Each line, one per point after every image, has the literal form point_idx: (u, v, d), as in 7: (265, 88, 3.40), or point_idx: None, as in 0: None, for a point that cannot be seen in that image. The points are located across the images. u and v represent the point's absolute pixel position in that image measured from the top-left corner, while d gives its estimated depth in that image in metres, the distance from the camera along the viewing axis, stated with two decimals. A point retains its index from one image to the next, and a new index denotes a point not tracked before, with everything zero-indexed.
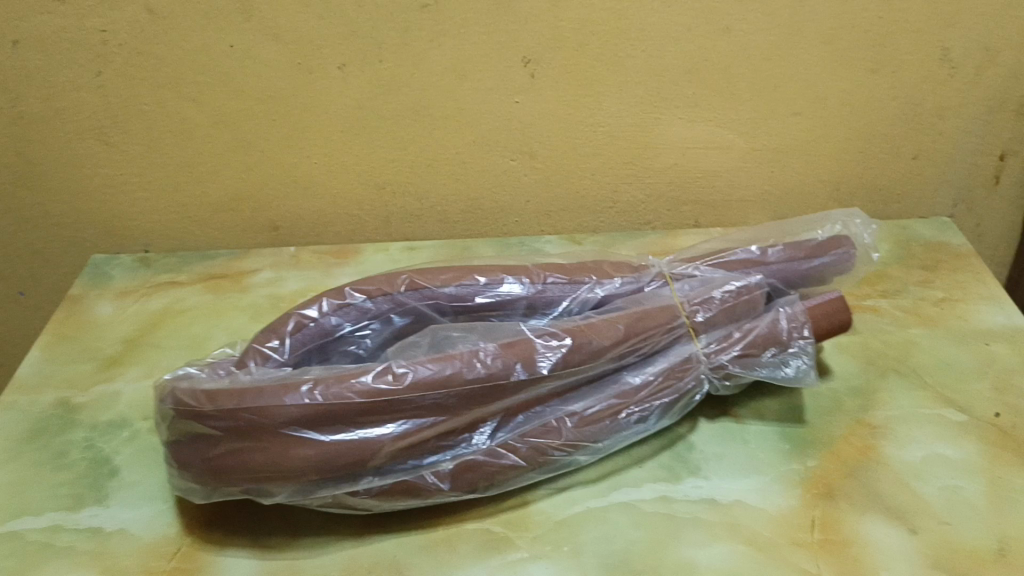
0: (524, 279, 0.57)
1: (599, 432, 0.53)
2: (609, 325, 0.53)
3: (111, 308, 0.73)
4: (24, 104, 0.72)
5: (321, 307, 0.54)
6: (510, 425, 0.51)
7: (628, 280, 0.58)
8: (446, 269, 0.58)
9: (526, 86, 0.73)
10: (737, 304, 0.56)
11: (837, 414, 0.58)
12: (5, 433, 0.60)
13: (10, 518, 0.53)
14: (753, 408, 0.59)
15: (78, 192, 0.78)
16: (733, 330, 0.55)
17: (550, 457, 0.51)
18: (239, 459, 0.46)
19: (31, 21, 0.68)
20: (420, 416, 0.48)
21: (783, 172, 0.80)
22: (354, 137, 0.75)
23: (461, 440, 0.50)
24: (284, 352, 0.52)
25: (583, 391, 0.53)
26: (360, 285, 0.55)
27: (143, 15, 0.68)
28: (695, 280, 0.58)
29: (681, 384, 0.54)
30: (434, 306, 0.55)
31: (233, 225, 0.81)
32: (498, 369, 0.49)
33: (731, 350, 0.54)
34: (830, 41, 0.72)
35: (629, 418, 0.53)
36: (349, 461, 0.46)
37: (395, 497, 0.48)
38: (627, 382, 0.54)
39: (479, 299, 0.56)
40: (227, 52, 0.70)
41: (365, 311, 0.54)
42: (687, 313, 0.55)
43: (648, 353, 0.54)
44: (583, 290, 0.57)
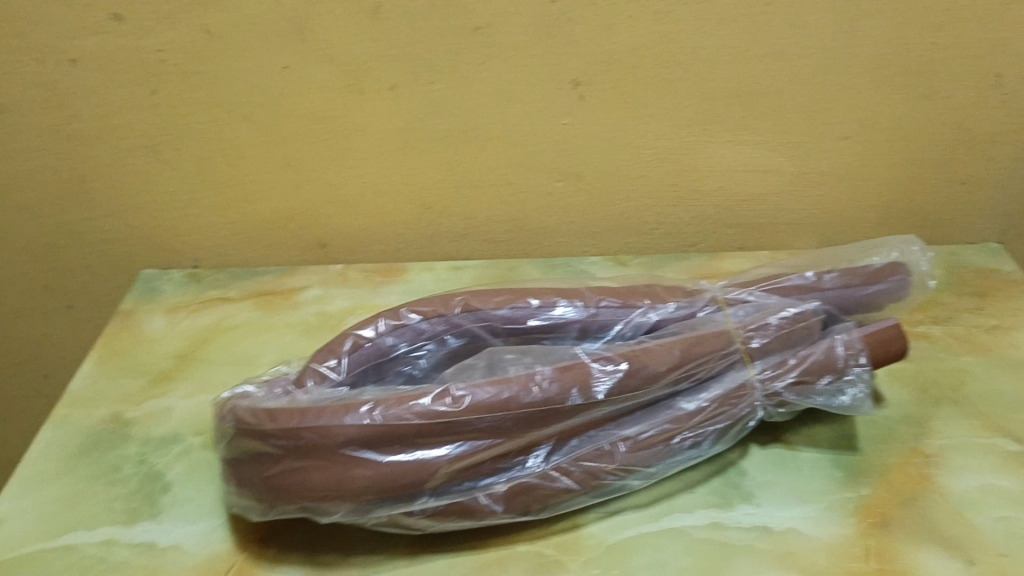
0: (577, 302, 0.57)
1: (653, 457, 0.52)
2: (664, 350, 0.53)
3: (161, 322, 0.74)
4: (80, 121, 0.73)
5: (377, 327, 0.55)
6: (564, 449, 0.51)
7: (683, 305, 0.58)
8: (500, 291, 0.58)
9: (575, 108, 0.73)
10: (792, 331, 0.55)
11: (891, 442, 0.58)
12: (60, 446, 0.61)
13: (65, 532, 0.53)
14: (805, 434, 0.59)
15: (130, 207, 0.79)
16: (789, 357, 0.55)
17: (603, 481, 0.51)
18: (298, 478, 0.46)
19: (89, 40, 0.69)
20: (477, 438, 0.48)
21: (831, 196, 0.80)
22: (403, 157, 0.76)
23: (516, 462, 0.50)
24: (342, 372, 0.53)
25: (637, 416, 0.53)
26: (416, 306, 0.56)
27: (200, 35, 0.69)
28: (750, 306, 0.57)
29: (735, 411, 0.54)
30: (488, 328, 0.56)
31: (281, 242, 0.82)
32: (554, 393, 0.49)
33: (786, 377, 0.54)
34: (882, 66, 0.72)
35: (682, 443, 0.53)
36: (406, 482, 0.47)
37: (450, 518, 0.48)
38: (681, 407, 0.53)
39: (532, 322, 0.56)
40: (281, 73, 0.71)
41: (420, 332, 0.55)
42: (742, 339, 0.55)
43: (702, 379, 0.54)
44: (636, 314, 0.57)
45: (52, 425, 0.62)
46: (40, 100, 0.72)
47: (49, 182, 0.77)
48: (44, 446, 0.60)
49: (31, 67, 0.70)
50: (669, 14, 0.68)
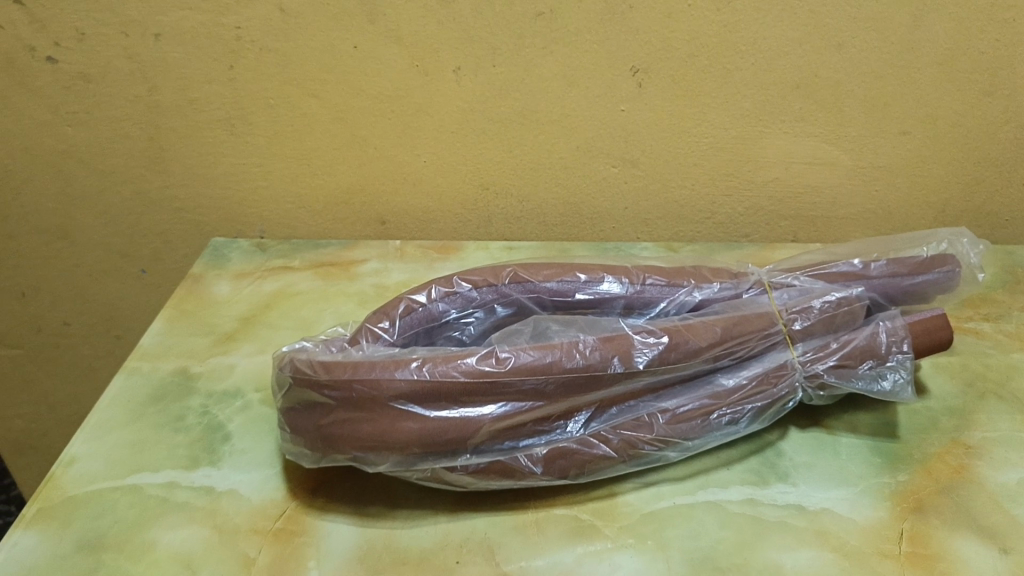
0: (624, 279, 0.59)
1: (691, 430, 0.53)
2: (705, 327, 0.54)
3: (228, 287, 0.78)
4: (161, 94, 0.77)
5: (429, 293, 0.57)
6: (603, 416, 0.53)
7: (727, 286, 0.60)
8: (549, 265, 0.60)
9: (633, 95, 0.75)
10: (835, 315, 0.56)
11: (933, 432, 0.58)
12: (130, 395, 0.64)
13: (131, 473, 0.57)
14: (846, 421, 0.59)
15: (203, 178, 0.83)
16: (831, 341, 0.56)
17: (641, 451, 0.53)
18: (349, 427, 0.49)
19: (172, 17, 0.73)
20: (520, 399, 0.50)
21: (886, 191, 0.80)
22: (464, 137, 0.78)
23: (557, 426, 0.52)
24: (394, 334, 0.55)
25: (677, 390, 0.54)
26: (467, 276, 0.59)
27: (276, 14, 0.72)
28: (794, 290, 0.58)
29: (775, 390, 0.54)
30: (536, 300, 0.58)
31: (345, 217, 0.85)
32: (596, 360, 0.51)
33: (827, 360, 0.55)
34: (943, 61, 0.72)
35: (720, 419, 0.54)
36: (450, 437, 0.49)
37: (491, 476, 0.50)
38: (721, 384, 0.55)
39: (579, 296, 0.58)
40: (351, 52, 0.74)
41: (470, 300, 0.57)
42: (784, 321, 0.56)
43: (743, 357, 0.55)
44: (681, 293, 0.59)
45: (123, 376, 0.66)
46: (124, 71, 0.76)
47: (129, 151, 0.82)
48: (115, 394, 0.64)
49: (117, 40, 0.74)
50: (730, 4, 0.69)
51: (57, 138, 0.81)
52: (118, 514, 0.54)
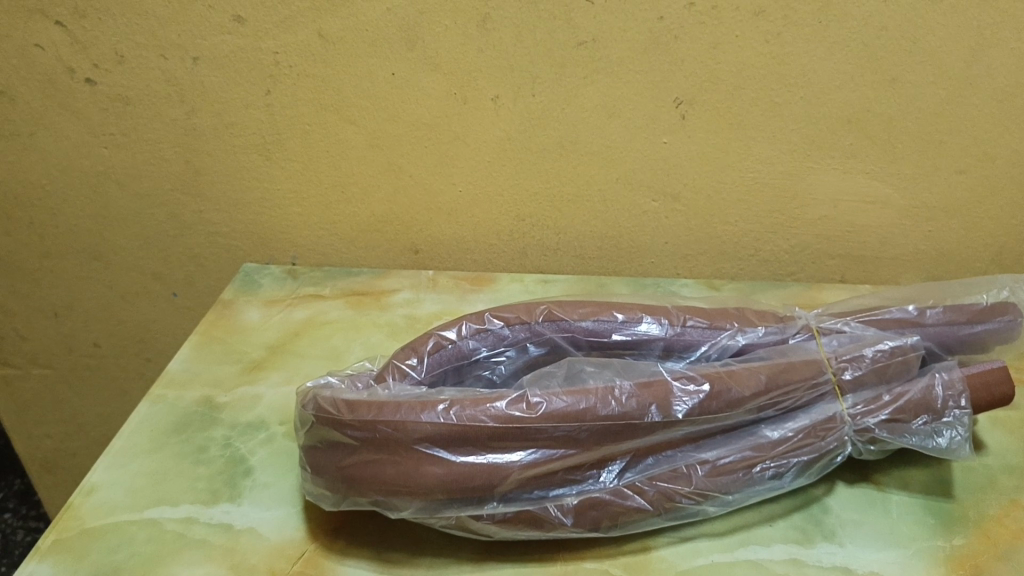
0: (662, 320, 0.57)
1: (732, 484, 0.51)
2: (749, 373, 0.51)
3: (258, 314, 0.76)
4: (198, 117, 0.77)
5: (459, 330, 0.56)
6: (638, 467, 0.50)
7: (773, 330, 0.57)
8: (585, 303, 0.58)
9: (676, 127, 0.72)
10: (889, 365, 0.53)
11: (990, 492, 0.54)
12: (154, 424, 0.63)
13: (150, 506, 0.55)
14: (897, 476, 0.56)
15: (238, 203, 0.82)
16: (884, 393, 0.53)
17: (678, 504, 0.50)
18: (372, 471, 0.47)
19: (211, 40, 0.72)
20: (551, 447, 0.48)
21: (941, 232, 0.77)
22: (501, 167, 0.77)
23: (590, 476, 0.49)
24: (421, 371, 0.54)
25: (717, 440, 0.52)
26: (499, 313, 0.57)
27: (315, 39, 0.71)
28: (845, 336, 0.56)
29: (823, 443, 0.51)
30: (570, 339, 0.56)
31: (378, 244, 0.84)
32: (633, 406, 0.49)
33: (880, 413, 0.52)
34: (1004, 99, 0.69)
35: (764, 472, 0.51)
36: (478, 485, 0.47)
37: (518, 526, 0.48)
38: (764, 435, 0.52)
39: (615, 337, 0.56)
40: (389, 79, 0.73)
41: (502, 338, 0.56)
42: (833, 369, 0.53)
43: (789, 408, 0.52)
44: (723, 337, 0.56)
45: (147, 403, 0.65)
46: (162, 94, 0.76)
47: (164, 174, 0.81)
48: (139, 422, 0.63)
49: (157, 63, 0.74)
50: (780, 35, 0.67)
51: (94, 160, 0.81)
52: (134, 548, 0.52)
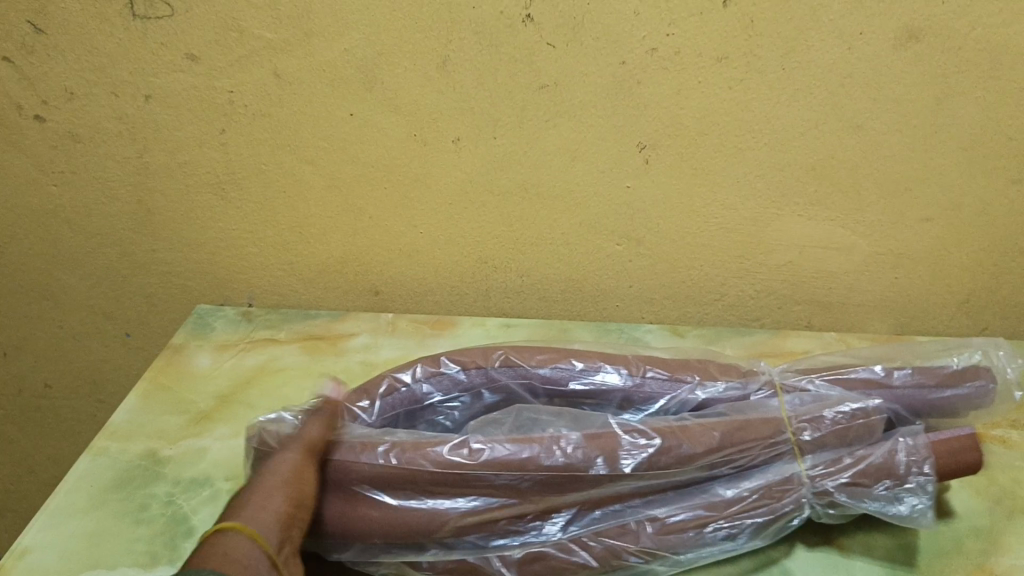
0: (622, 369, 0.56)
1: (682, 544, 0.49)
2: (699, 429, 0.51)
3: (209, 360, 0.74)
4: (150, 155, 0.75)
5: (414, 373, 0.56)
6: (584, 520, 0.49)
7: (734, 386, 0.56)
8: (545, 350, 0.58)
9: (640, 171, 0.71)
10: (850, 428, 0.52)
11: (956, 557, 0.52)
12: (94, 479, 0.60)
13: (85, 570, 0.53)
14: (861, 539, 0.53)
15: (192, 243, 0.80)
16: (845, 455, 0.51)
17: (625, 562, 0.48)
18: (314, 507, 0.47)
19: (164, 79, 0.70)
20: (491, 494, 0.47)
21: (908, 279, 0.76)
22: (462, 210, 0.75)
23: (532, 527, 0.48)
24: (373, 414, 0.53)
25: (669, 496, 0.50)
26: (456, 356, 0.57)
27: (271, 79, 0.69)
28: (807, 395, 0.54)
29: (778, 505, 0.49)
30: (526, 386, 0.56)
31: (336, 286, 0.82)
32: (578, 458, 0.48)
33: (840, 476, 0.50)
34: (970, 147, 0.68)
35: (716, 533, 0.49)
36: (412, 530, 0.46)
37: None
38: (717, 493, 0.50)
39: (573, 384, 0.56)
40: (347, 120, 0.71)
41: (457, 383, 0.55)
42: (792, 429, 0.52)
43: (743, 466, 0.51)
44: (683, 390, 0.55)
45: (89, 457, 0.63)
46: (113, 132, 0.74)
47: (116, 214, 0.79)
48: (79, 477, 0.61)
49: (108, 101, 0.72)
50: (744, 81, 0.66)
51: (43, 198, 0.78)
52: None
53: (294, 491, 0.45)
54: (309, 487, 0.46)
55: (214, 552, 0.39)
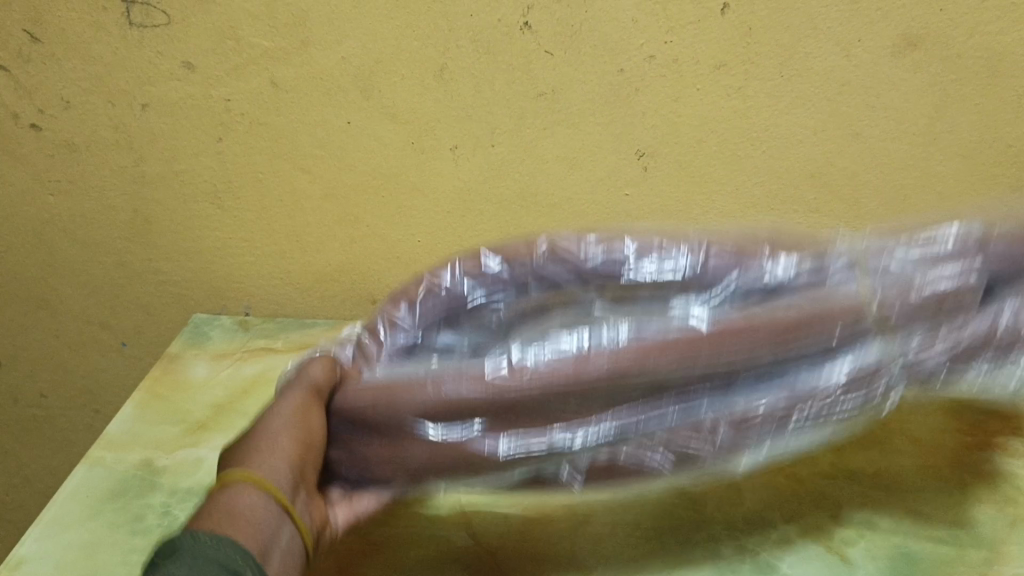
0: (683, 248, 0.54)
1: (768, 439, 0.45)
2: (789, 322, 0.44)
3: (205, 370, 0.74)
4: (147, 164, 0.74)
5: (454, 271, 0.55)
6: (655, 414, 0.45)
7: (809, 265, 0.50)
8: (597, 231, 0.57)
9: (638, 179, 0.71)
10: (943, 298, 0.47)
11: (958, 566, 0.51)
12: (89, 489, 0.60)
13: None
14: (864, 548, 0.53)
15: (188, 252, 0.79)
16: (941, 331, 0.47)
17: (702, 461, 0.45)
18: (352, 452, 0.47)
19: (160, 87, 0.70)
20: (545, 426, 0.45)
21: None
22: (459, 219, 0.75)
23: (600, 450, 0.45)
24: (413, 320, 0.53)
25: (743, 386, 0.45)
26: (498, 250, 0.56)
27: (268, 87, 0.69)
28: (885, 277, 0.48)
29: (867, 393, 0.45)
30: (573, 273, 0.55)
31: (334, 295, 0.81)
32: (654, 372, 0.43)
33: (937, 346, 0.46)
34: (969, 154, 0.68)
35: (803, 419, 0.44)
36: (468, 459, 0.45)
37: (525, 484, 0.48)
38: (800, 380, 0.44)
39: (625, 276, 0.54)
40: (344, 128, 0.71)
41: (499, 279, 0.55)
42: (881, 304, 0.46)
43: (824, 351, 0.44)
44: (750, 274, 0.51)
45: (85, 467, 0.62)
46: (110, 141, 0.74)
47: (112, 222, 0.78)
48: (75, 487, 0.60)
49: (104, 109, 0.72)
50: (742, 89, 0.66)
51: (39, 207, 0.78)
52: None
53: (300, 434, 0.44)
54: (314, 431, 0.45)
55: (213, 509, 0.38)
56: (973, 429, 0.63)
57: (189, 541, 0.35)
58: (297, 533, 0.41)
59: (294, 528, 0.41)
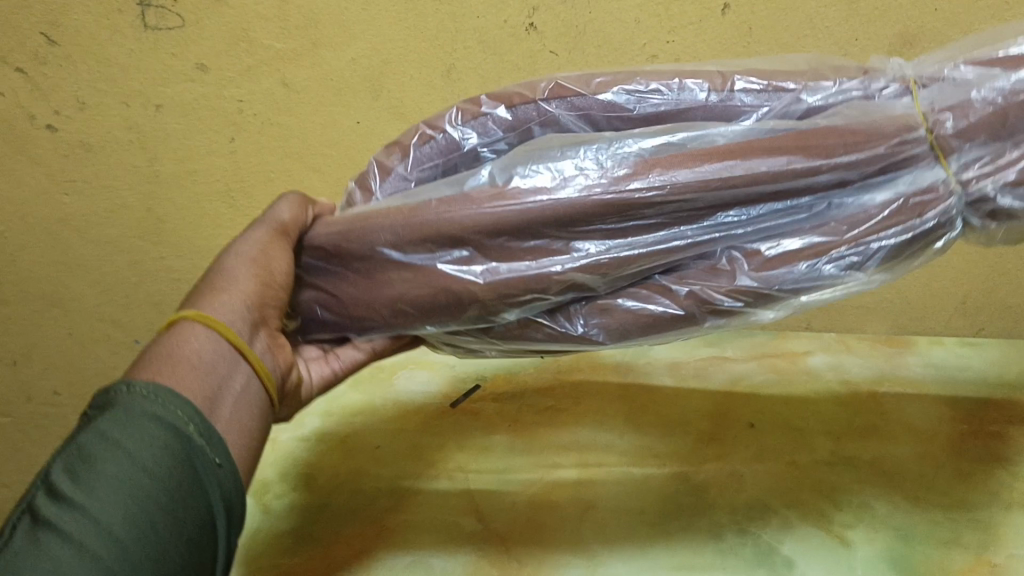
0: (710, 84, 0.43)
1: (795, 282, 0.40)
2: (818, 145, 0.39)
3: None
4: (160, 164, 0.76)
5: (453, 116, 0.46)
6: (664, 251, 0.40)
7: (855, 86, 0.42)
8: (615, 69, 0.46)
9: None
10: (1006, 110, 0.37)
11: (954, 548, 0.53)
12: None
13: None
14: (862, 531, 0.54)
15: (202, 249, 0.82)
16: (1006, 148, 0.38)
17: (717, 307, 0.41)
18: (328, 292, 0.45)
19: (173, 88, 0.71)
20: (535, 248, 0.41)
21: (905, 282, 0.80)
22: None
23: (597, 288, 0.42)
24: (408, 167, 0.47)
25: (764, 217, 0.40)
26: (500, 94, 0.46)
27: (279, 88, 0.71)
28: (946, 84, 0.40)
29: (918, 222, 0.38)
30: (587, 119, 0.44)
31: None
32: (661, 198, 0.39)
33: (1004, 174, 0.37)
34: None
35: (835, 260, 0.39)
36: (446, 301, 0.42)
37: (510, 340, 0.45)
38: (832, 214, 0.40)
39: (647, 108, 0.43)
40: (354, 127, 0.73)
41: (501, 125, 0.45)
42: (930, 124, 0.39)
43: (866, 177, 0.39)
44: (786, 99, 0.42)
45: None
46: (124, 141, 0.75)
47: (126, 221, 0.80)
48: None
49: (118, 110, 0.73)
50: None
51: (53, 207, 0.79)
52: None
53: (261, 272, 0.43)
54: (278, 269, 0.44)
55: (158, 352, 0.38)
56: (967, 419, 0.65)
57: (137, 402, 0.34)
58: (252, 374, 0.40)
59: (249, 371, 0.40)
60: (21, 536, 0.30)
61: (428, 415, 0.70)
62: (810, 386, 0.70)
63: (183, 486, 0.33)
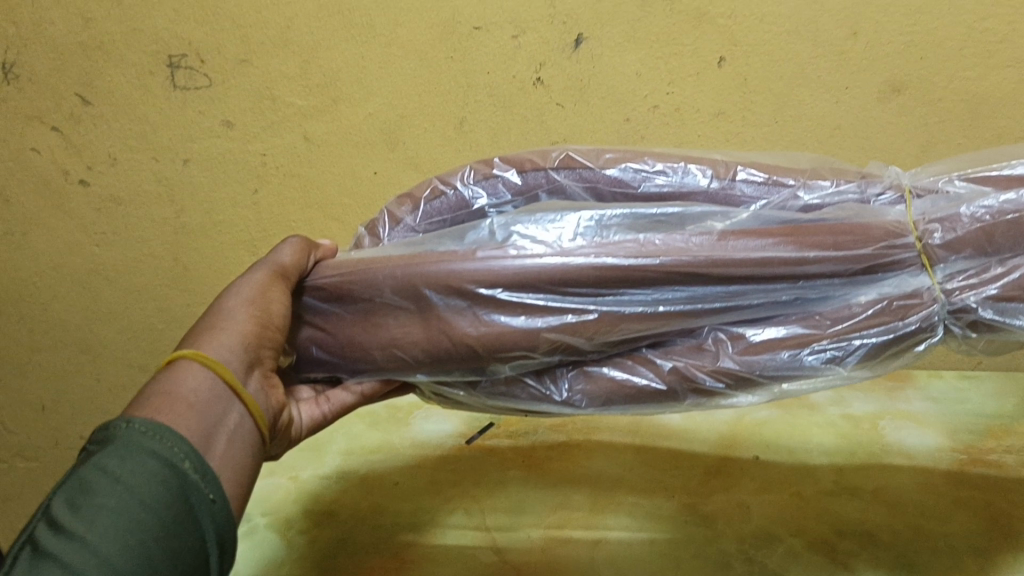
0: (710, 171, 0.46)
1: (776, 369, 0.42)
2: (810, 238, 0.41)
3: None
4: (187, 215, 0.80)
5: (466, 176, 0.49)
6: (658, 326, 0.42)
7: (851, 188, 0.45)
8: (619, 147, 0.49)
9: None
10: (993, 227, 0.41)
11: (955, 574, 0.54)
12: None
13: None
14: (867, 560, 0.56)
15: None
16: (991, 264, 0.41)
17: (700, 385, 0.43)
18: (328, 333, 0.46)
19: (201, 144, 0.76)
20: (535, 309, 0.42)
21: None
22: None
23: (586, 355, 0.44)
24: (417, 219, 0.50)
25: (755, 305, 0.42)
26: (512, 158, 0.49)
27: (301, 142, 0.74)
28: (939, 196, 0.43)
29: (900, 325, 0.41)
30: (591, 190, 0.47)
31: None
32: (659, 272, 0.41)
33: (985, 287, 0.40)
34: None
35: (816, 354, 0.42)
36: (445, 353, 0.43)
37: (496, 394, 0.46)
38: (818, 309, 0.42)
39: (648, 187, 0.46)
40: (371, 178, 0.76)
41: (511, 188, 0.48)
42: (919, 233, 0.41)
43: (853, 276, 0.41)
44: (783, 194, 0.45)
45: None
46: (153, 194, 0.79)
47: (153, 270, 0.84)
48: None
49: (149, 165, 0.77)
50: (740, 134, 0.71)
51: (85, 257, 0.83)
52: None
53: (260, 313, 0.42)
54: (276, 310, 0.43)
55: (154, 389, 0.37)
56: (967, 451, 0.67)
57: (137, 437, 0.33)
58: (249, 414, 0.39)
59: (245, 409, 0.39)
60: (23, 566, 0.29)
61: (444, 454, 0.72)
62: (814, 422, 0.72)
63: (182, 517, 0.32)
